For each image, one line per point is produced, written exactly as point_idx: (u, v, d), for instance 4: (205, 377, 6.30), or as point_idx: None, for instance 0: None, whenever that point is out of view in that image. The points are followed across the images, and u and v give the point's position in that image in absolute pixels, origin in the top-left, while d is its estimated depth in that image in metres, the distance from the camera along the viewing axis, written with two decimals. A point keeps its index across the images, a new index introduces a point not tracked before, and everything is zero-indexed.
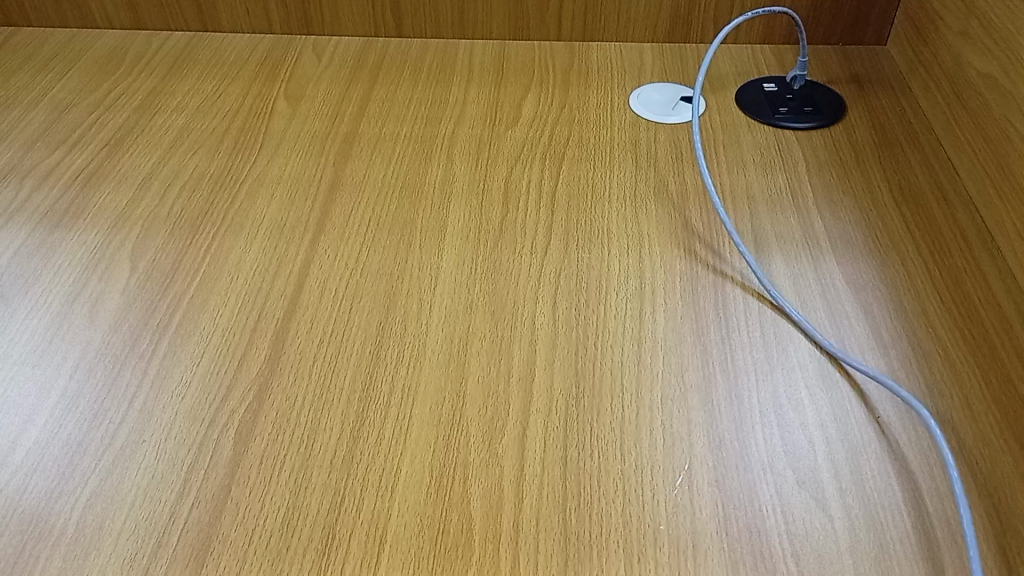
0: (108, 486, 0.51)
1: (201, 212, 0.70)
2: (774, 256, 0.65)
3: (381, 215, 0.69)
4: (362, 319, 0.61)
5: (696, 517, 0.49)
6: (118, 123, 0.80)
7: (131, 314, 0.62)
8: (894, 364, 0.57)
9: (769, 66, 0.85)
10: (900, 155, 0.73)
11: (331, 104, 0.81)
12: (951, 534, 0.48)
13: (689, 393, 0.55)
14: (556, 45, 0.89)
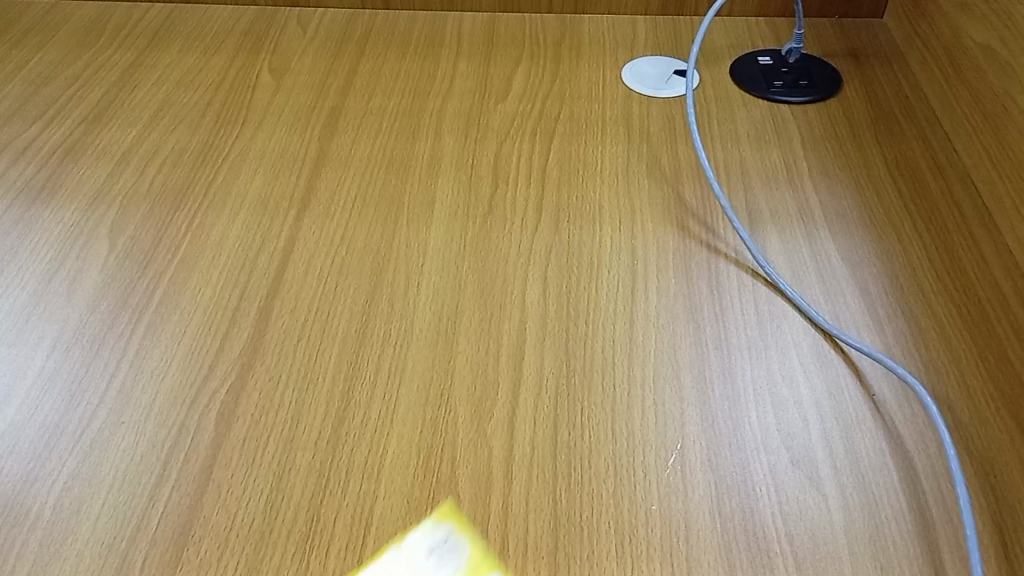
0: (87, 468, 0.50)
1: (183, 186, 0.68)
2: (769, 232, 0.63)
3: (368, 191, 0.67)
4: (348, 297, 0.59)
5: (688, 497, 0.48)
6: (97, 97, 0.78)
7: (111, 292, 0.60)
8: (889, 341, 0.56)
9: (764, 40, 0.84)
10: (896, 129, 0.72)
11: (317, 77, 0.79)
12: (947, 513, 0.47)
13: (682, 371, 0.54)
14: (548, 17, 0.87)
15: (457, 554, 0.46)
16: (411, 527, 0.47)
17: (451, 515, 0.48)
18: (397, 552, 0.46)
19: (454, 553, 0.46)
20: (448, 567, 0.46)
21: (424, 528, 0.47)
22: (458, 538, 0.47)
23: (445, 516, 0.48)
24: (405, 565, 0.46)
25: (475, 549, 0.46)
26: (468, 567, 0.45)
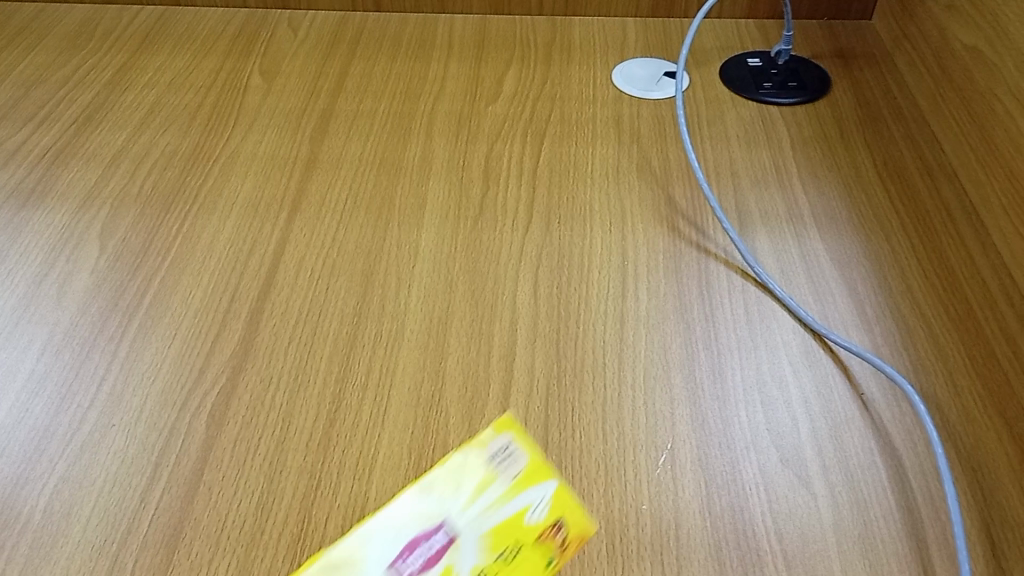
0: (77, 471, 0.50)
1: (173, 189, 0.68)
2: (758, 232, 0.64)
3: (359, 193, 0.67)
4: (339, 299, 0.59)
5: (678, 496, 0.48)
6: (87, 100, 0.77)
7: (101, 295, 0.60)
8: (877, 340, 0.56)
9: (754, 42, 0.84)
10: (884, 130, 0.72)
11: (308, 79, 0.79)
12: (935, 511, 0.48)
13: (672, 371, 0.55)
14: (539, 19, 0.87)
15: (516, 461, 0.50)
16: (472, 438, 0.51)
17: (509, 426, 0.52)
18: (460, 458, 0.50)
19: (513, 460, 0.50)
20: (507, 473, 0.50)
21: (484, 438, 0.51)
22: (516, 447, 0.51)
23: (503, 427, 0.52)
24: (468, 471, 0.50)
25: (531, 456, 0.50)
26: (525, 473, 0.50)
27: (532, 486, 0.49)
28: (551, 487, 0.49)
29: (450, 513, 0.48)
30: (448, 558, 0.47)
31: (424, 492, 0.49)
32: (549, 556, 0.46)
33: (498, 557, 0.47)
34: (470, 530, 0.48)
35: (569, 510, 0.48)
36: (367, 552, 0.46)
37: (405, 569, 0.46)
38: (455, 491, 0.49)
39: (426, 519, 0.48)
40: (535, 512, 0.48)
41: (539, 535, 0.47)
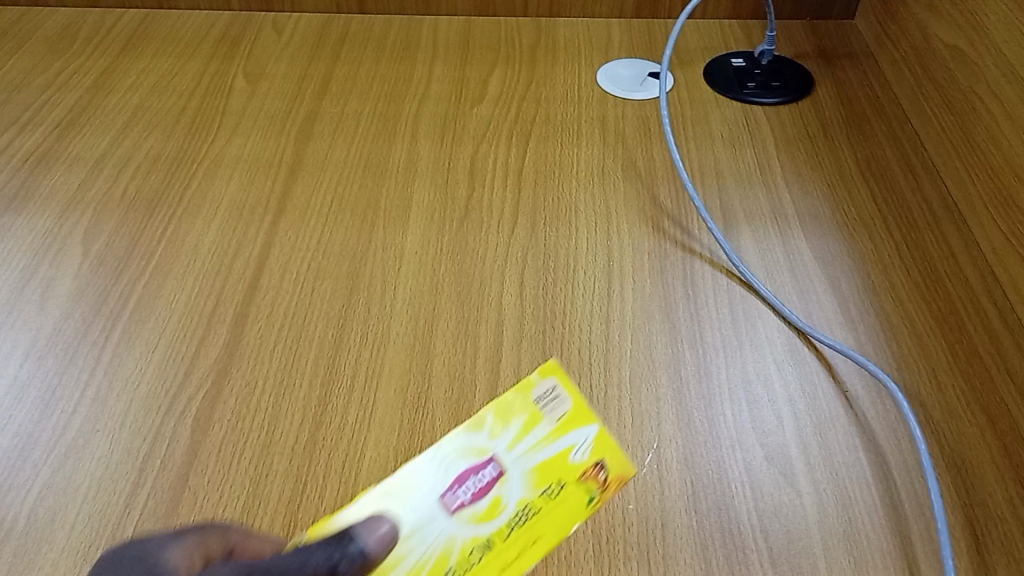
0: (61, 477, 0.50)
1: (157, 193, 0.68)
2: (742, 232, 0.64)
3: (344, 196, 0.67)
4: (324, 302, 0.59)
5: (664, 495, 0.49)
6: (69, 104, 0.77)
7: (84, 300, 0.60)
8: (861, 338, 0.56)
9: (737, 42, 0.84)
10: (867, 131, 0.72)
11: (292, 81, 0.79)
12: (919, 507, 0.48)
13: (657, 370, 0.55)
14: (524, 20, 0.87)
15: (561, 404, 0.53)
16: (519, 381, 0.54)
17: (554, 371, 0.55)
18: (508, 398, 0.53)
19: (558, 403, 0.53)
20: (552, 414, 0.53)
21: (531, 382, 0.54)
22: (561, 391, 0.54)
23: (548, 372, 0.55)
24: (515, 410, 0.53)
25: (575, 400, 0.53)
26: (569, 416, 0.52)
27: (575, 428, 0.52)
28: (594, 430, 0.52)
29: (498, 449, 0.51)
30: (496, 491, 0.50)
31: (474, 430, 0.52)
32: (590, 493, 0.49)
33: (543, 492, 0.50)
34: (516, 466, 0.51)
35: (610, 452, 0.51)
36: (419, 483, 0.49)
37: (455, 500, 0.49)
38: (503, 429, 0.52)
39: (475, 455, 0.51)
40: (578, 452, 0.51)
41: (581, 473, 0.50)
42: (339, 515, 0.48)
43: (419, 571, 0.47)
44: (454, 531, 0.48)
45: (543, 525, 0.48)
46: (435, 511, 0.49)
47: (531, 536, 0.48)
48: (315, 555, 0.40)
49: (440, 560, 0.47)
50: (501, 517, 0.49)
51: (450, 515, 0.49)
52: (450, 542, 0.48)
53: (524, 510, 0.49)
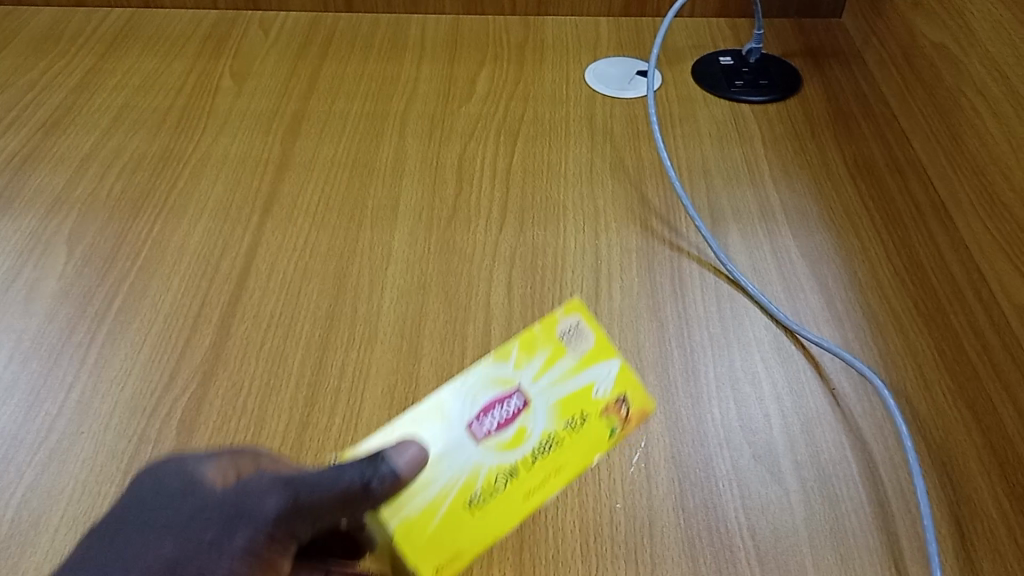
0: (46, 479, 0.49)
1: (143, 192, 0.68)
2: (730, 230, 0.64)
3: (331, 195, 0.67)
4: (311, 302, 0.59)
5: (651, 494, 0.49)
6: (54, 103, 0.77)
7: (69, 301, 0.59)
8: (848, 336, 0.56)
9: (725, 40, 0.84)
10: (854, 126, 0.72)
11: (279, 80, 0.79)
12: (906, 504, 0.48)
13: (645, 369, 0.55)
14: (511, 19, 0.87)
15: (584, 340, 0.54)
16: (545, 318, 0.55)
17: (577, 310, 0.56)
18: (533, 334, 0.54)
19: (582, 339, 0.54)
20: (576, 349, 0.54)
21: (556, 318, 0.55)
22: (585, 328, 0.55)
23: (572, 310, 0.56)
24: (540, 344, 0.54)
25: (598, 337, 0.54)
26: (592, 351, 0.54)
27: (598, 363, 0.53)
28: (615, 366, 0.53)
29: (523, 380, 0.52)
30: (522, 420, 0.51)
31: (501, 363, 0.53)
32: (612, 427, 0.51)
33: (567, 423, 0.51)
34: (542, 396, 0.51)
35: (632, 388, 0.52)
36: (446, 413, 0.51)
37: (482, 428, 0.50)
38: (528, 362, 0.53)
39: (500, 387, 0.52)
40: (601, 386, 0.52)
41: (604, 407, 0.51)
42: (371, 442, 0.50)
43: (447, 494, 0.47)
44: (481, 457, 0.49)
45: (565, 456, 0.50)
46: (463, 438, 0.50)
47: (554, 467, 0.49)
48: (348, 469, 0.42)
49: (467, 484, 0.48)
50: (527, 445, 0.50)
51: (478, 442, 0.50)
52: (477, 468, 0.49)
53: (549, 440, 0.50)
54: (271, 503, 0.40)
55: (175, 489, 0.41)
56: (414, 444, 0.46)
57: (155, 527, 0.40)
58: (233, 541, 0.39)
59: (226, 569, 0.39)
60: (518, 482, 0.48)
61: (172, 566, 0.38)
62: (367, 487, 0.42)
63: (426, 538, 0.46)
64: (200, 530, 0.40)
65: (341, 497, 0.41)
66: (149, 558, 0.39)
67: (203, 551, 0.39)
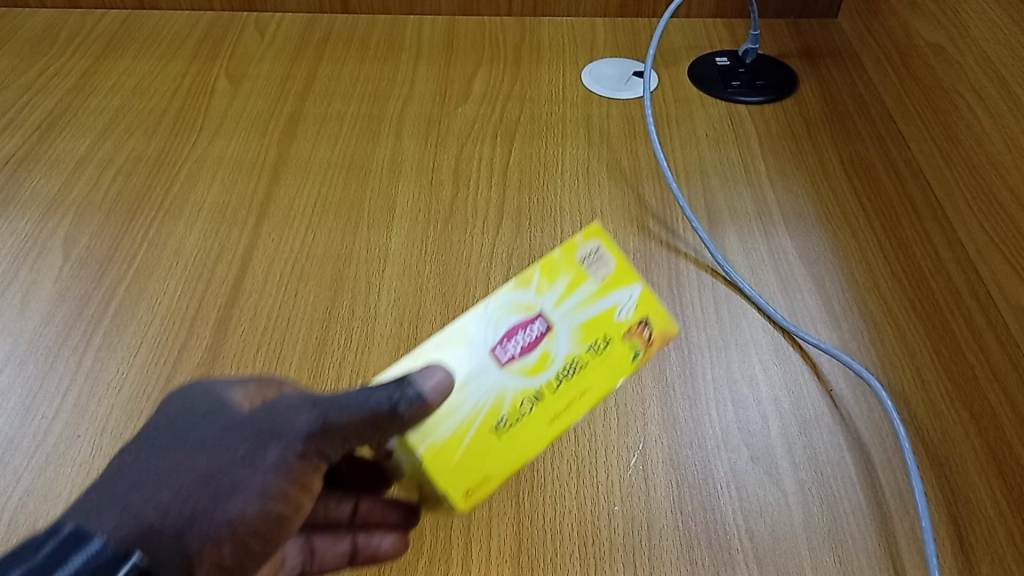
0: (43, 483, 0.49)
1: (139, 194, 0.67)
2: (727, 231, 0.64)
3: (327, 197, 0.67)
4: (308, 304, 0.59)
5: (650, 496, 0.49)
6: (50, 105, 0.76)
7: (65, 304, 0.59)
8: (846, 337, 0.56)
9: (722, 41, 0.84)
10: (850, 127, 0.72)
11: (275, 82, 0.78)
12: (903, 506, 0.48)
13: (643, 371, 0.55)
14: (508, 20, 0.87)
15: (605, 264, 0.50)
16: (563, 243, 0.50)
17: (597, 232, 0.50)
18: (554, 256, 0.49)
19: (602, 263, 0.50)
20: (597, 273, 0.49)
21: (575, 244, 0.50)
22: (606, 251, 0.50)
23: (592, 233, 0.50)
24: (560, 269, 0.49)
25: (620, 259, 0.50)
26: (614, 274, 0.49)
27: (621, 286, 0.49)
28: (638, 288, 0.49)
29: (545, 305, 0.48)
30: (545, 344, 0.47)
31: (521, 287, 0.48)
32: (635, 350, 0.48)
33: (591, 346, 0.47)
34: (564, 322, 0.47)
35: (653, 310, 0.49)
36: (464, 339, 0.47)
37: (506, 354, 0.46)
38: (549, 285, 0.48)
39: (522, 311, 0.48)
40: (623, 308, 0.48)
41: (627, 330, 0.48)
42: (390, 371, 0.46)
43: (471, 421, 0.44)
44: (505, 381, 0.46)
45: (590, 380, 0.46)
46: (485, 364, 0.46)
47: (579, 391, 0.46)
48: (375, 393, 0.40)
49: (492, 410, 0.45)
50: (551, 370, 0.46)
51: (500, 367, 0.46)
52: (501, 394, 0.45)
53: (573, 363, 0.46)
54: (303, 420, 0.40)
55: (206, 410, 0.42)
56: (440, 368, 0.43)
57: (187, 446, 0.40)
58: (266, 456, 0.40)
59: (260, 484, 0.39)
60: (542, 408, 0.45)
61: (205, 480, 0.39)
62: (394, 411, 0.40)
63: (453, 464, 0.44)
64: (232, 447, 0.40)
65: (368, 422, 0.40)
66: (182, 471, 0.39)
67: (236, 465, 0.39)
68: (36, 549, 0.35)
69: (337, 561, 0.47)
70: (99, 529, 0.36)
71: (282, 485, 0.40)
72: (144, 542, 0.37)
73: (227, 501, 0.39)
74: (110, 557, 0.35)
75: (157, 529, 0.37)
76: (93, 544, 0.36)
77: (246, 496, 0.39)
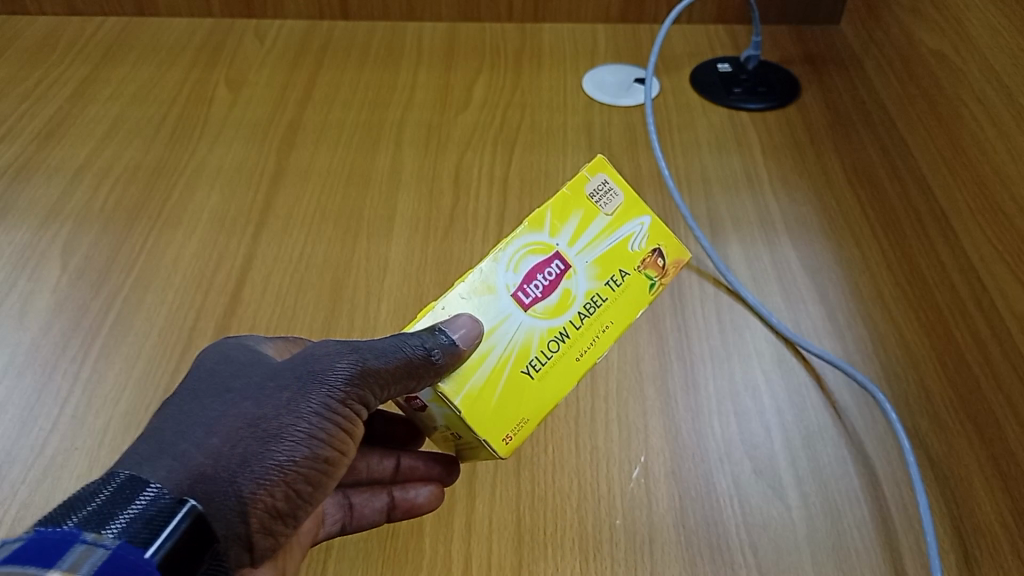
0: (39, 497, 0.49)
1: (138, 203, 0.67)
2: (730, 240, 0.64)
3: (327, 206, 0.67)
4: (307, 315, 0.58)
5: (652, 510, 0.48)
6: (49, 114, 0.76)
7: (63, 315, 0.59)
8: (849, 348, 0.56)
9: (723, 47, 0.84)
10: (853, 135, 0.72)
11: (275, 89, 0.78)
12: (909, 520, 0.48)
13: (644, 382, 0.54)
14: (508, 26, 0.86)
15: (615, 197, 0.50)
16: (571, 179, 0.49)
17: (603, 164, 0.50)
18: (561, 194, 0.49)
19: (612, 196, 0.50)
20: (608, 208, 0.49)
21: (583, 179, 0.50)
22: (614, 183, 0.50)
23: (597, 165, 0.50)
24: (571, 208, 0.49)
25: (630, 194, 0.50)
26: (624, 208, 0.50)
27: (631, 217, 0.50)
28: (648, 217, 0.50)
29: (561, 245, 0.48)
30: (566, 284, 0.47)
31: (535, 229, 0.48)
32: (651, 281, 0.50)
33: (609, 281, 0.48)
34: (583, 261, 0.48)
35: (664, 238, 0.50)
36: (484, 286, 0.46)
37: (530, 297, 0.47)
38: (562, 223, 0.48)
39: (539, 253, 0.47)
40: (636, 240, 0.50)
41: (642, 261, 0.50)
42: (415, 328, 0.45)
43: (503, 364, 0.45)
44: (531, 325, 0.46)
45: (613, 313, 0.48)
46: (509, 308, 0.46)
47: (605, 325, 0.48)
48: (410, 342, 0.42)
49: (520, 354, 0.45)
50: (574, 307, 0.47)
51: (525, 311, 0.46)
52: (528, 336, 0.46)
53: (594, 299, 0.48)
54: (342, 366, 0.42)
55: (244, 362, 0.42)
56: (466, 319, 0.44)
57: (230, 392, 0.41)
58: (311, 401, 0.40)
59: (306, 428, 0.40)
60: (569, 346, 0.47)
61: (254, 425, 0.39)
62: (430, 358, 0.42)
63: (491, 410, 0.44)
64: (276, 394, 0.40)
65: (404, 368, 0.42)
66: (231, 417, 0.39)
67: (282, 412, 0.40)
68: (93, 498, 0.35)
69: (376, 515, 0.48)
70: (154, 477, 0.36)
71: (327, 430, 0.41)
72: (199, 487, 0.37)
73: (274, 446, 0.39)
74: (168, 501, 0.35)
75: (211, 474, 0.37)
76: (150, 489, 0.35)
77: (294, 441, 0.39)
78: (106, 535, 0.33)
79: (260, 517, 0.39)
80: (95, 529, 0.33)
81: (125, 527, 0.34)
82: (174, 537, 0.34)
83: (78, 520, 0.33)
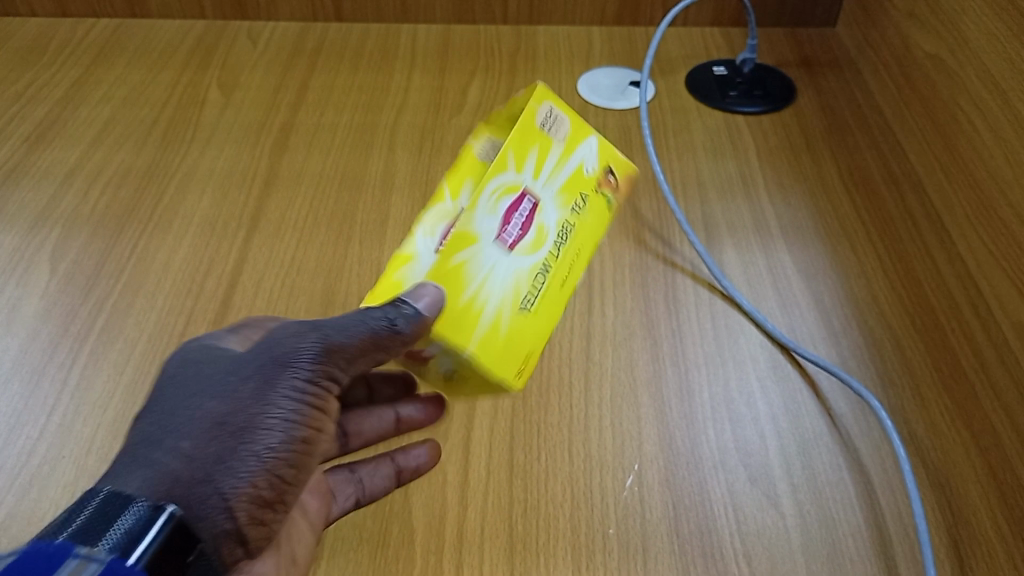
0: (26, 506, 0.48)
1: (128, 208, 0.66)
2: (725, 245, 0.63)
3: (319, 209, 0.66)
4: (298, 320, 0.58)
5: (646, 518, 0.48)
6: (39, 116, 0.75)
7: (51, 320, 0.58)
8: (845, 354, 0.56)
9: (719, 49, 0.83)
10: (849, 139, 0.72)
11: (267, 92, 0.78)
12: (905, 530, 0.47)
13: (638, 389, 0.54)
14: (503, 28, 0.86)
15: (562, 125, 0.52)
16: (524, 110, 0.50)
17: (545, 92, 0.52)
18: (518, 127, 0.49)
19: (559, 123, 0.52)
20: (559, 136, 0.52)
21: (533, 109, 0.50)
22: (558, 110, 0.52)
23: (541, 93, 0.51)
24: (529, 142, 0.50)
25: (572, 117, 0.53)
26: (570, 134, 0.53)
27: (579, 141, 0.54)
28: (592, 138, 0.55)
29: (530, 181, 0.49)
30: (541, 218, 0.50)
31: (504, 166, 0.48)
32: (607, 199, 0.56)
33: (574, 207, 0.53)
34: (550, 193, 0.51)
35: (610, 156, 0.57)
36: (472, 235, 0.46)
37: (513, 236, 0.48)
38: (524, 157, 0.49)
39: (512, 191, 0.48)
40: (588, 163, 0.54)
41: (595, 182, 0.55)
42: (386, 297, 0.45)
43: (506, 301, 0.47)
44: (518, 264, 0.48)
45: (580, 236, 0.53)
46: (499, 251, 0.47)
47: (576, 250, 0.53)
48: (373, 315, 0.41)
49: (516, 291, 0.48)
50: (548, 241, 0.50)
51: (511, 251, 0.48)
52: (517, 274, 0.48)
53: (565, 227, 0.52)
54: (306, 343, 0.41)
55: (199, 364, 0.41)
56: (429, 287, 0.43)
57: (192, 396, 0.39)
58: (279, 390, 0.39)
59: (278, 417, 0.39)
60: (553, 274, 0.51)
61: (223, 422, 0.38)
62: (395, 328, 0.41)
63: (502, 346, 0.46)
64: (242, 386, 0.39)
65: (370, 341, 0.41)
66: (198, 419, 0.38)
67: (250, 403, 0.39)
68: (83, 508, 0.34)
69: (386, 483, 0.49)
70: (131, 489, 0.35)
71: (300, 414, 0.40)
72: (176, 492, 0.36)
73: (250, 438, 0.38)
74: (144, 509, 0.34)
75: (186, 479, 0.36)
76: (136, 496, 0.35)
77: (268, 431, 0.39)
78: (98, 548, 0.32)
79: (246, 510, 0.38)
80: (87, 542, 0.33)
81: (117, 538, 0.33)
82: (162, 542, 0.34)
83: (70, 533, 0.33)
